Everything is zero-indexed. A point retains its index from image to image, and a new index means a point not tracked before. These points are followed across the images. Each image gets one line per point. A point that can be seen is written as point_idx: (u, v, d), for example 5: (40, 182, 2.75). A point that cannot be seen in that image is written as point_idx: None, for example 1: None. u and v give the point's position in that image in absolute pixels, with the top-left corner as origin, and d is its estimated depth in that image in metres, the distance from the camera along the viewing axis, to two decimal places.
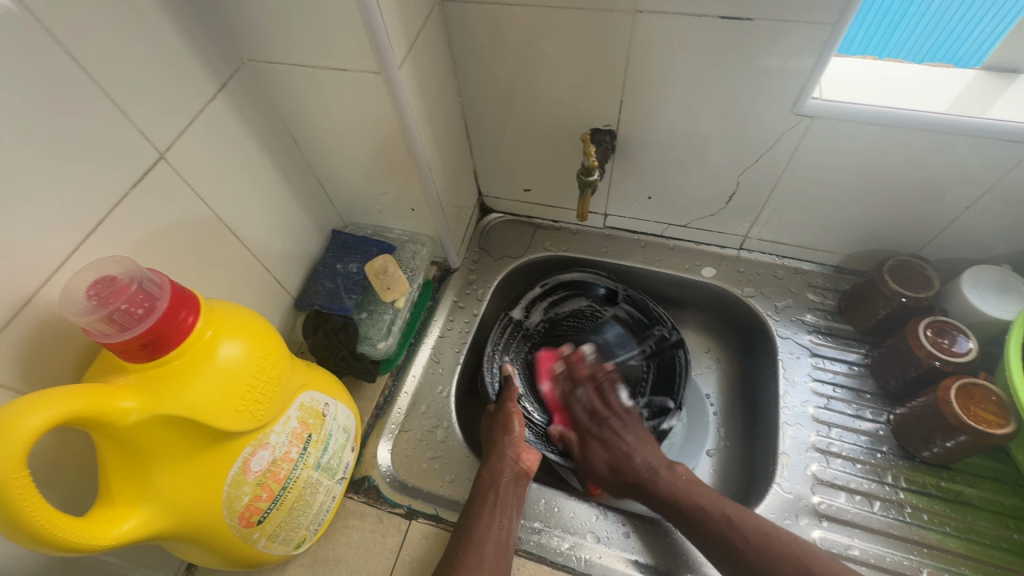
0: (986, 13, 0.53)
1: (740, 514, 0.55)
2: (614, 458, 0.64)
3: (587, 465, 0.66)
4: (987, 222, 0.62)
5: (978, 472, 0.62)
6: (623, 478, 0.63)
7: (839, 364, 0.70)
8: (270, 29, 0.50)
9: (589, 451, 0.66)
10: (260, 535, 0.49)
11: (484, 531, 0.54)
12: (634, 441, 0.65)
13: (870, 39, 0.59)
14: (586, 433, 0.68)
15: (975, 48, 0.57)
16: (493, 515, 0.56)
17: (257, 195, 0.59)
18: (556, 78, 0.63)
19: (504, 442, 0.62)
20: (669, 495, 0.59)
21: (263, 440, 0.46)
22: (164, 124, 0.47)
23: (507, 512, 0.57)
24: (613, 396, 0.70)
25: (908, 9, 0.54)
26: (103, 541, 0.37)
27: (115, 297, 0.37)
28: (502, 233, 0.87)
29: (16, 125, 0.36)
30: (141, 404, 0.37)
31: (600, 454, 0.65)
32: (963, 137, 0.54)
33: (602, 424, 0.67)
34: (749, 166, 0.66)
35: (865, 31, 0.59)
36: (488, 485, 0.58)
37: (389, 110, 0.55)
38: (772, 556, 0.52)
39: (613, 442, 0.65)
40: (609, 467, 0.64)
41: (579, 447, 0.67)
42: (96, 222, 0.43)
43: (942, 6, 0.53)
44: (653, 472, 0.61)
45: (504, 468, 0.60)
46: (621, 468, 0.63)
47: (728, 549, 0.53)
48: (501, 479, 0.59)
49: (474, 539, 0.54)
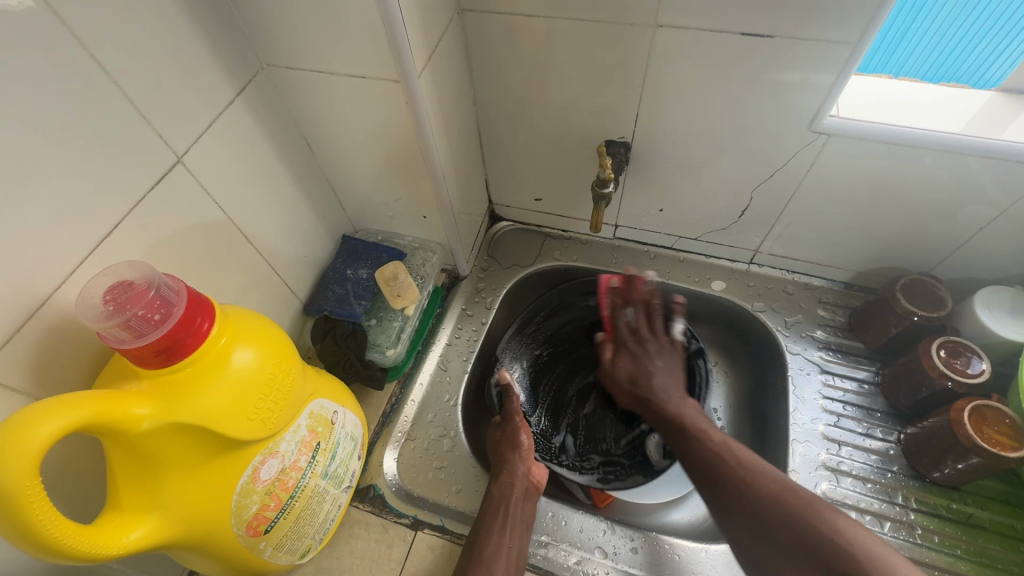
0: (986, 33, 0.54)
1: (737, 443, 0.53)
2: (636, 372, 0.65)
3: (609, 366, 0.68)
4: (1001, 244, 0.62)
5: (988, 494, 0.61)
6: (637, 390, 0.63)
7: (848, 382, 0.70)
8: (290, 35, 0.50)
9: (615, 361, 0.67)
10: (266, 544, 0.48)
11: (495, 551, 0.53)
12: (662, 367, 0.64)
13: (877, 57, 0.60)
14: (621, 346, 0.68)
15: (981, 66, 0.57)
16: (504, 533, 0.55)
17: (270, 199, 0.59)
18: (572, 89, 0.63)
19: (514, 457, 0.61)
20: (675, 416, 0.58)
21: (273, 448, 0.45)
22: (182, 128, 0.46)
23: (516, 527, 0.56)
24: (661, 323, 0.68)
25: (910, 27, 0.55)
26: (112, 550, 0.36)
27: (133, 303, 0.37)
28: (512, 241, 0.87)
29: (35, 127, 0.36)
30: (154, 411, 0.37)
31: (626, 361, 0.66)
32: (979, 159, 0.54)
33: (640, 342, 0.67)
34: (763, 181, 0.66)
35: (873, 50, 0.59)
36: (499, 503, 0.57)
37: (406, 119, 0.55)
38: (757, 479, 0.48)
39: (642, 359, 0.65)
40: (627, 376, 0.65)
41: (611, 354, 0.68)
42: (112, 226, 0.42)
43: (944, 26, 0.54)
44: (667, 395, 0.61)
45: (514, 484, 0.59)
46: (639, 381, 0.64)
47: (716, 470, 0.51)
48: (511, 495, 0.58)
49: (485, 557, 0.53)
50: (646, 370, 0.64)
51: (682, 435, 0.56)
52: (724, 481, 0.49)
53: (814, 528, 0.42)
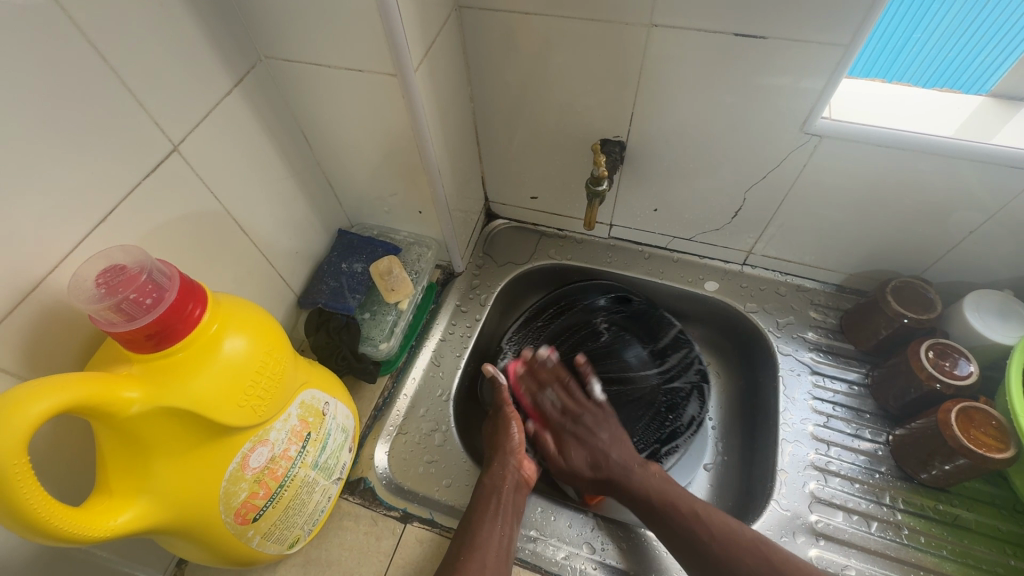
0: (987, 43, 0.54)
1: (709, 512, 0.57)
2: (593, 453, 0.64)
3: (564, 461, 0.65)
4: (991, 248, 0.63)
5: (975, 496, 0.62)
6: (602, 474, 0.63)
7: (839, 383, 0.71)
8: (288, 28, 0.50)
9: (569, 462, 0.65)
10: (254, 533, 0.48)
11: (486, 539, 0.54)
12: (608, 440, 0.65)
13: (874, 62, 0.60)
14: (559, 432, 0.67)
15: (980, 74, 0.58)
16: (496, 521, 0.55)
17: (266, 190, 0.59)
18: (567, 87, 0.64)
19: (503, 450, 0.62)
20: (645, 492, 0.60)
21: (264, 436, 0.45)
22: (179, 117, 0.47)
23: (508, 519, 0.56)
24: (582, 392, 0.70)
25: (912, 35, 0.56)
26: (98, 533, 0.36)
27: (124, 287, 0.37)
28: (507, 239, 0.87)
29: (30, 110, 0.36)
30: (144, 395, 0.37)
31: (580, 449, 0.65)
32: (969, 162, 0.55)
33: (576, 422, 0.67)
34: (756, 182, 0.67)
35: (870, 54, 0.60)
36: (491, 493, 0.58)
37: (403, 113, 0.56)
38: (738, 549, 0.54)
39: (588, 437, 0.66)
40: (587, 466, 0.64)
41: (555, 444, 0.67)
42: (107, 211, 0.43)
43: (944, 35, 0.55)
44: (627, 470, 0.62)
45: (506, 476, 0.59)
46: (601, 464, 0.63)
47: (696, 547, 0.55)
48: (503, 487, 0.58)
49: (476, 544, 0.53)
50: (592, 441, 0.65)
51: (653, 509, 0.58)
52: (704, 550, 0.54)
53: None
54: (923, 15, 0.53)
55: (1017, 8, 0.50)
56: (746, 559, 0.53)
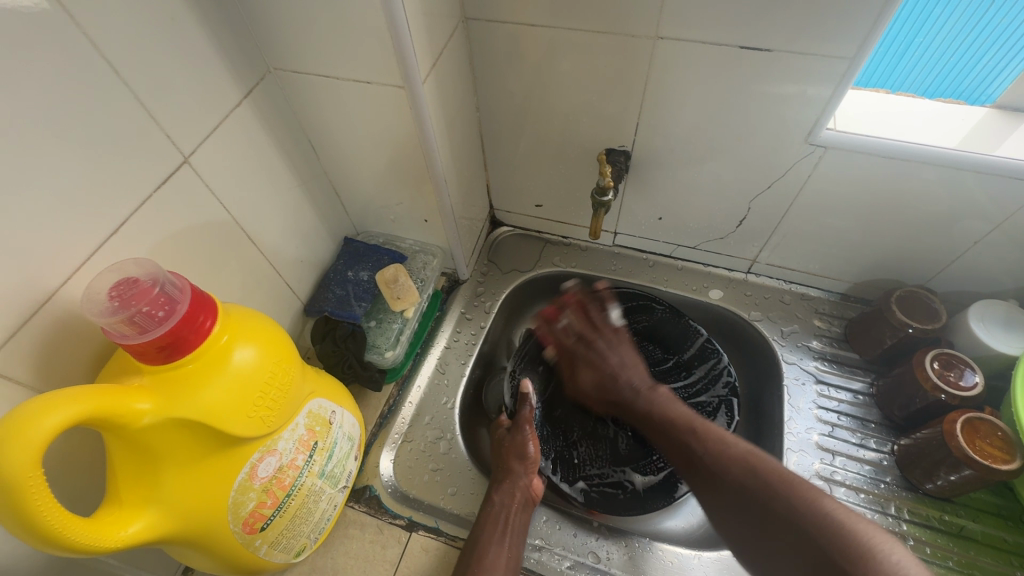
0: (989, 48, 0.54)
1: (705, 428, 0.56)
2: (602, 373, 0.67)
3: (575, 383, 0.70)
4: (996, 258, 0.63)
5: (981, 506, 0.61)
6: (608, 395, 0.66)
7: (844, 392, 0.71)
8: (297, 40, 0.51)
9: (578, 384, 0.69)
10: (261, 542, 0.48)
11: (493, 562, 0.54)
12: (618, 362, 0.67)
13: (875, 69, 0.61)
14: (572, 356, 0.70)
15: (981, 79, 0.58)
16: (503, 544, 0.55)
17: (274, 200, 0.60)
18: (573, 98, 0.64)
19: (519, 468, 0.61)
20: (646, 414, 0.61)
21: (272, 446, 0.46)
22: (190, 129, 0.47)
23: (514, 539, 0.57)
24: (602, 316, 0.72)
25: (913, 40, 0.56)
26: (110, 544, 0.36)
27: (137, 300, 0.38)
28: (512, 246, 0.87)
29: (45, 125, 0.37)
30: (155, 407, 0.37)
31: (589, 372, 0.68)
32: (974, 174, 0.55)
33: (589, 346, 0.69)
34: (761, 192, 0.67)
35: (871, 62, 0.60)
36: (499, 514, 0.58)
37: (410, 124, 0.56)
38: (725, 458, 0.51)
39: (598, 360, 0.68)
40: (595, 389, 0.67)
41: (569, 366, 0.71)
42: (119, 223, 0.43)
43: (948, 39, 0.54)
44: (633, 389, 0.64)
45: (515, 495, 0.59)
46: (608, 385, 0.66)
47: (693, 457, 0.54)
48: (511, 506, 0.59)
49: (483, 566, 0.53)
50: (600, 364, 0.68)
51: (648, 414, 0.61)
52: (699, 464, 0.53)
53: (797, 495, 0.45)
54: (925, 18, 0.53)
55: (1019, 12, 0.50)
56: (734, 466, 0.50)
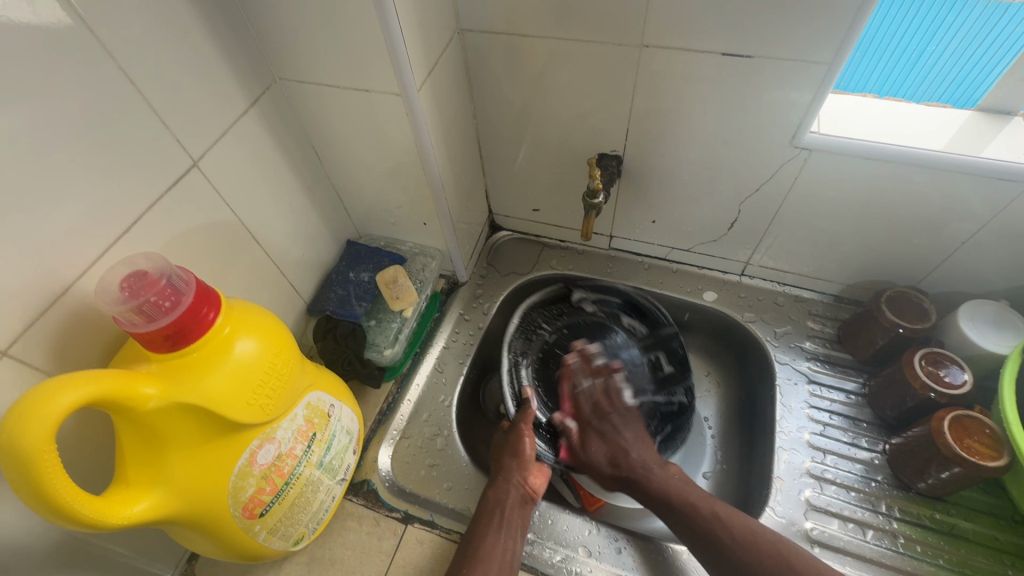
0: (1000, 57, 0.54)
1: (723, 512, 0.56)
2: (613, 453, 0.64)
3: (584, 454, 0.65)
4: (984, 258, 0.63)
5: (973, 505, 0.62)
6: (621, 473, 0.62)
7: (836, 393, 0.71)
8: (301, 52, 0.54)
9: (590, 456, 0.65)
10: (261, 528, 0.50)
11: (489, 552, 0.55)
12: (632, 438, 0.65)
13: (885, 77, 0.60)
14: (586, 425, 0.67)
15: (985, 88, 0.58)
16: (499, 535, 0.56)
17: (279, 202, 0.63)
18: (565, 105, 0.67)
19: (512, 465, 0.62)
20: (663, 490, 0.59)
21: (271, 434, 0.48)
22: (200, 135, 0.51)
23: (511, 533, 0.57)
24: (615, 392, 0.69)
25: (926, 48, 0.56)
26: (117, 520, 0.39)
27: (145, 291, 0.40)
28: (510, 250, 0.90)
29: (67, 130, 0.40)
30: (161, 392, 0.40)
31: (600, 444, 0.65)
32: (958, 175, 0.56)
33: (603, 417, 0.66)
34: (750, 195, 0.68)
35: (880, 69, 0.60)
36: (494, 504, 0.59)
37: (407, 130, 0.59)
38: (757, 546, 0.53)
39: (613, 434, 0.65)
40: (608, 462, 0.63)
41: (578, 436, 0.67)
42: (131, 222, 0.46)
43: (961, 46, 0.55)
44: (648, 470, 0.61)
45: (510, 491, 0.60)
46: (619, 462, 0.63)
47: (715, 543, 0.54)
48: (507, 501, 0.59)
49: (479, 556, 0.54)
50: (615, 434, 0.65)
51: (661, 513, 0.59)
52: (725, 550, 0.53)
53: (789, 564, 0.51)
54: (937, 26, 0.54)
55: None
56: (767, 560, 0.52)
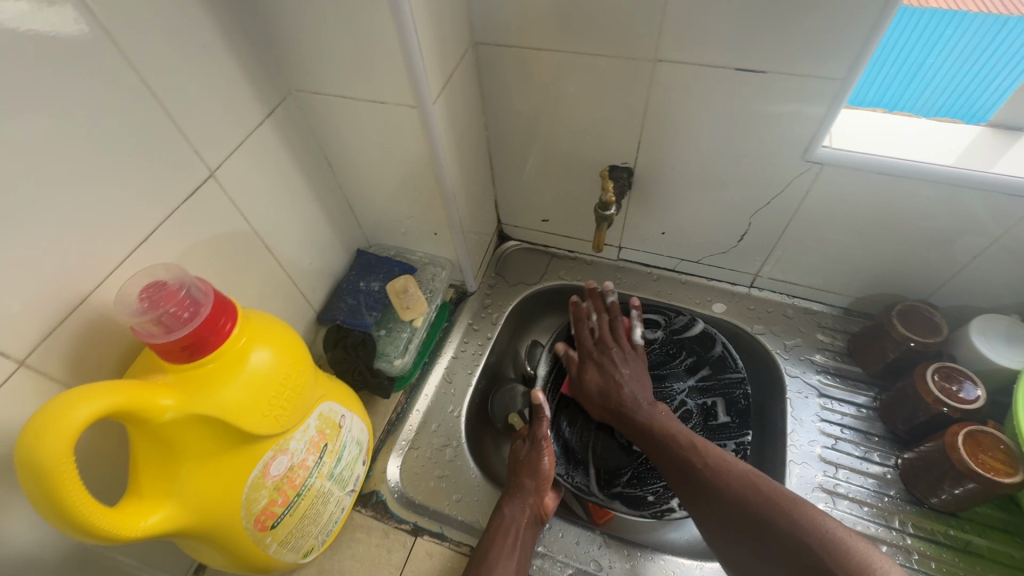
0: (1000, 69, 0.55)
1: (705, 445, 0.59)
2: (605, 386, 0.68)
3: (581, 382, 0.70)
4: (996, 273, 0.63)
5: (987, 522, 0.61)
6: (610, 404, 0.67)
7: (847, 406, 0.71)
8: (318, 64, 0.54)
9: (586, 395, 0.69)
10: (272, 540, 0.50)
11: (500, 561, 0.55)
12: (628, 375, 0.68)
13: (885, 90, 0.61)
14: (585, 356, 0.71)
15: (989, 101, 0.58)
16: (510, 553, 0.56)
17: (292, 211, 0.63)
18: (576, 118, 0.67)
19: (530, 485, 0.62)
20: (645, 426, 0.63)
21: (284, 445, 0.48)
22: (217, 145, 0.51)
23: (521, 552, 0.57)
24: (624, 328, 0.72)
25: (925, 61, 0.56)
26: (132, 533, 0.38)
27: (165, 301, 0.40)
28: (519, 260, 0.90)
29: (89, 141, 0.40)
30: (177, 403, 0.40)
31: (596, 373, 0.69)
32: (970, 190, 0.56)
33: (604, 349, 0.70)
34: (761, 207, 0.69)
35: (880, 81, 0.60)
36: (502, 517, 0.59)
37: (421, 142, 0.59)
38: (725, 477, 0.54)
39: (609, 368, 0.69)
40: (597, 390, 0.68)
41: (578, 368, 0.71)
42: (149, 232, 0.46)
43: (961, 59, 0.55)
44: (636, 402, 0.66)
45: (525, 510, 0.60)
46: (610, 395, 0.67)
47: (688, 467, 0.57)
48: (522, 519, 0.59)
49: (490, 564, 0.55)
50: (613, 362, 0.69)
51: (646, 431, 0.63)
52: (697, 474, 0.56)
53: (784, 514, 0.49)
54: (937, 39, 0.54)
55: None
56: (727, 487, 0.53)
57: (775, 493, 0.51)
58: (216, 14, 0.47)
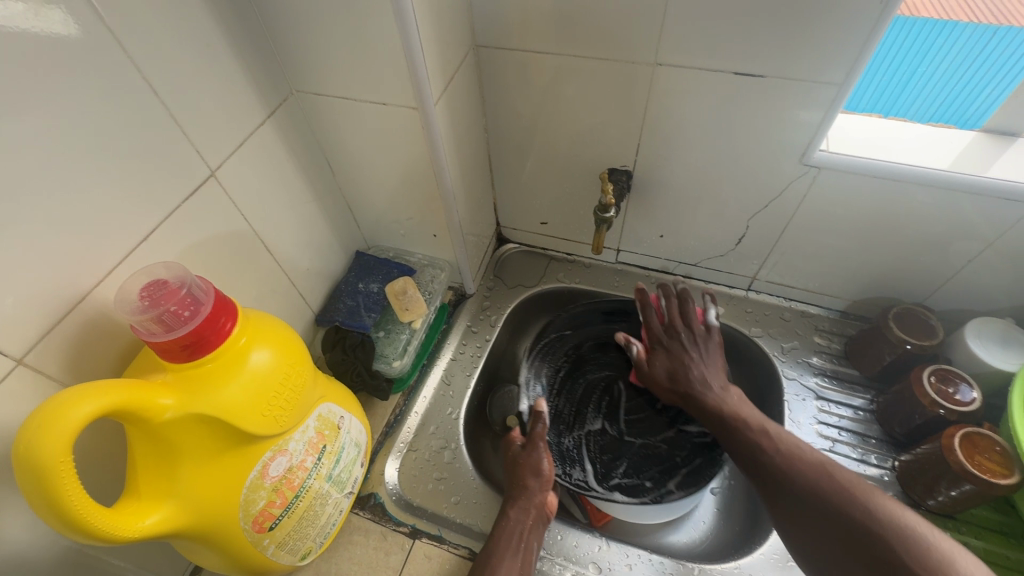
0: (990, 75, 0.55)
1: (779, 432, 0.57)
2: (677, 364, 0.66)
3: (648, 368, 0.68)
4: (991, 276, 0.64)
5: (983, 523, 0.61)
6: (679, 387, 0.65)
7: (844, 409, 0.71)
8: (319, 65, 0.55)
9: (652, 372, 0.67)
10: (269, 542, 0.50)
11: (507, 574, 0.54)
12: (698, 359, 0.65)
13: (878, 98, 0.62)
14: (655, 343, 0.68)
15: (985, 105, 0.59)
16: (515, 555, 0.56)
17: (292, 212, 0.63)
18: (576, 121, 0.67)
19: (534, 485, 0.62)
20: (715, 407, 0.61)
21: (283, 446, 0.48)
22: (217, 145, 0.51)
23: (525, 553, 0.57)
24: (696, 312, 0.68)
25: (917, 69, 0.58)
26: (129, 534, 0.38)
27: (166, 300, 0.40)
28: (518, 263, 0.90)
29: (89, 140, 0.40)
30: (177, 402, 0.39)
31: (663, 361, 0.67)
32: (965, 194, 0.57)
33: (673, 335, 0.67)
34: (759, 211, 0.69)
35: (874, 89, 0.62)
36: (509, 532, 0.58)
37: (422, 144, 0.59)
38: (795, 464, 0.53)
39: (678, 352, 0.66)
40: (670, 376, 0.66)
41: (644, 354, 0.69)
42: (149, 231, 0.46)
43: (951, 66, 0.56)
44: (706, 384, 0.63)
45: (530, 512, 0.60)
46: (678, 377, 0.65)
47: (755, 454, 0.56)
48: (528, 523, 0.59)
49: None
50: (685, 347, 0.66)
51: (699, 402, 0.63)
52: (766, 460, 0.55)
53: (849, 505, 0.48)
54: (928, 48, 0.55)
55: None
56: (800, 475, 0.52)
57: (851, 485, 0.49)
58: (218, 15, 0.48)
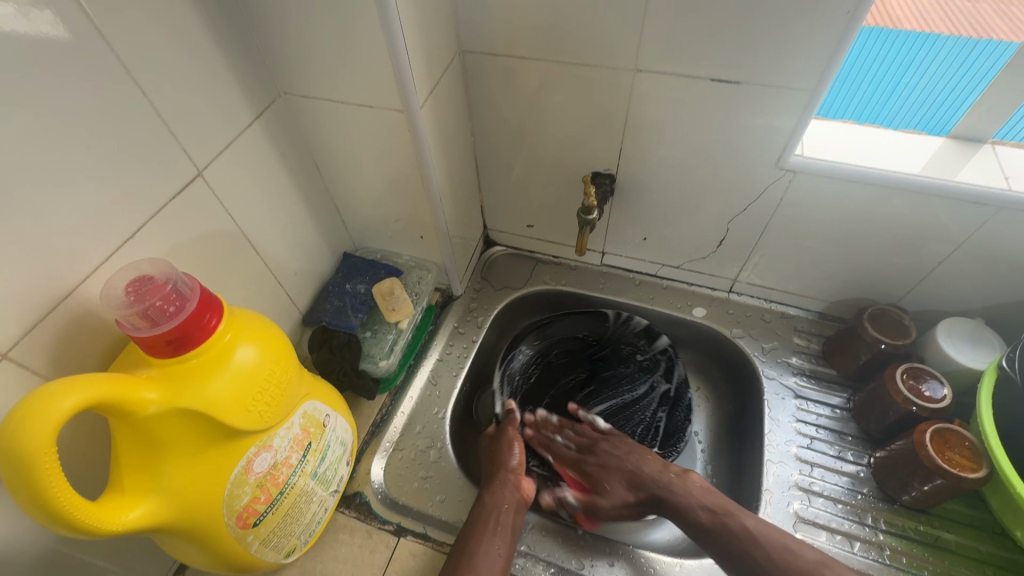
0: (959, 83, 0.58)
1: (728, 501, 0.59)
2: (625, 467, 0.65)
3: (602, 499, 0.64)
4: (961, 277, 0.66)
5: (955, 517, 0.63)
6: (643, 492, 0.63)
7: (822, 407, 0.73)
8: (307, 68, 0.56)
9: (608, 496, 0.64)
10: (254, 538, 0.50)
11: (484, 560, 0.55)
12: (624, 454, 0.67)
13: (864, 106, 0.63)
14: (579, 467, 0.68)
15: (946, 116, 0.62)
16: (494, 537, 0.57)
17: (279, 213, 0.64)
18: (560, 125, 0.69)
19: (506, 472, 0.63)
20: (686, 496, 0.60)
21: (267, 442, 0.48)
22: (205, 146, 0.52)
23: (505, 537, 0.57)
24: (585, 425, 0.72)
25: (901, 80, 0.60)
26: (112, 527, 0.38)
27: (151, 295, 0.41)
28: (504, 265, 0.91)
29: (76, 138, 0.41)
30: (161, 397, 0.40)
31: (612, 476, 0.65)
32: (933, 198, 0.59)
33: (595, 452, 0.68)
34: (738, 214, 0.71)
35: (858, 99, 0.63)
36: (484, 516, 0.59)
37: (408, 146, 0.60)
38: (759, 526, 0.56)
39: (615, 461, 0.66)
40: (628, 487, 0.64)
41: (583, 480, 0.67)
42: (135, 229, 0.47)
43: (933, 78, 0.59)
44: (664, 479, 0.63)
45: (507, 497, 0.61)
46: (637, 482, 0.64)
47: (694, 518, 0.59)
48: (504, 505, 0.60)
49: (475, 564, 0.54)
50: (594, 430, 0.71)
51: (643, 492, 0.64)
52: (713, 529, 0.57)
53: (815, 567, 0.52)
54: (912, 60, 0.57)
55: (1006, 57, 0.54)
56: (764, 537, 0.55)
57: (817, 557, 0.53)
58: (206, 17, 0.48)
